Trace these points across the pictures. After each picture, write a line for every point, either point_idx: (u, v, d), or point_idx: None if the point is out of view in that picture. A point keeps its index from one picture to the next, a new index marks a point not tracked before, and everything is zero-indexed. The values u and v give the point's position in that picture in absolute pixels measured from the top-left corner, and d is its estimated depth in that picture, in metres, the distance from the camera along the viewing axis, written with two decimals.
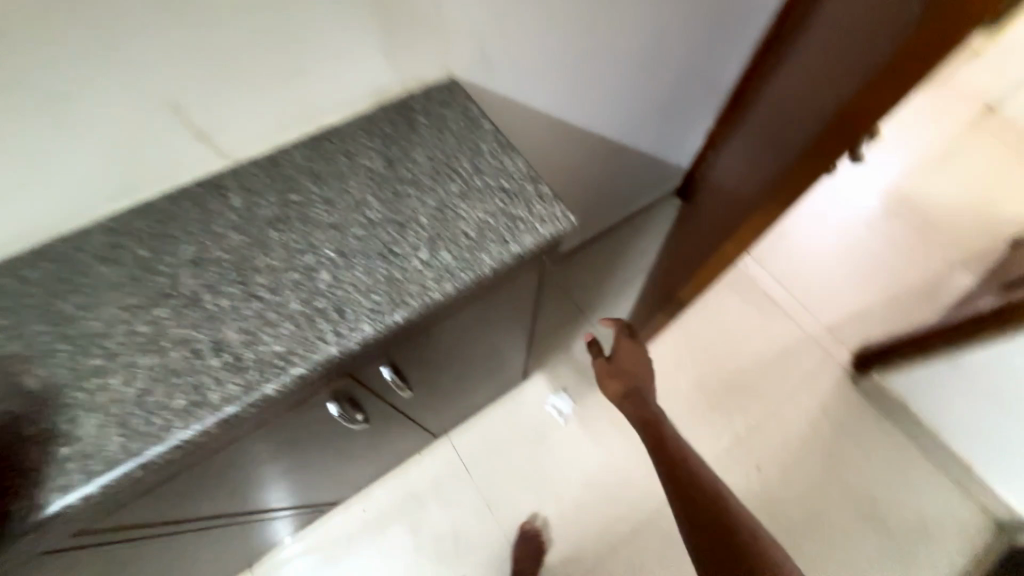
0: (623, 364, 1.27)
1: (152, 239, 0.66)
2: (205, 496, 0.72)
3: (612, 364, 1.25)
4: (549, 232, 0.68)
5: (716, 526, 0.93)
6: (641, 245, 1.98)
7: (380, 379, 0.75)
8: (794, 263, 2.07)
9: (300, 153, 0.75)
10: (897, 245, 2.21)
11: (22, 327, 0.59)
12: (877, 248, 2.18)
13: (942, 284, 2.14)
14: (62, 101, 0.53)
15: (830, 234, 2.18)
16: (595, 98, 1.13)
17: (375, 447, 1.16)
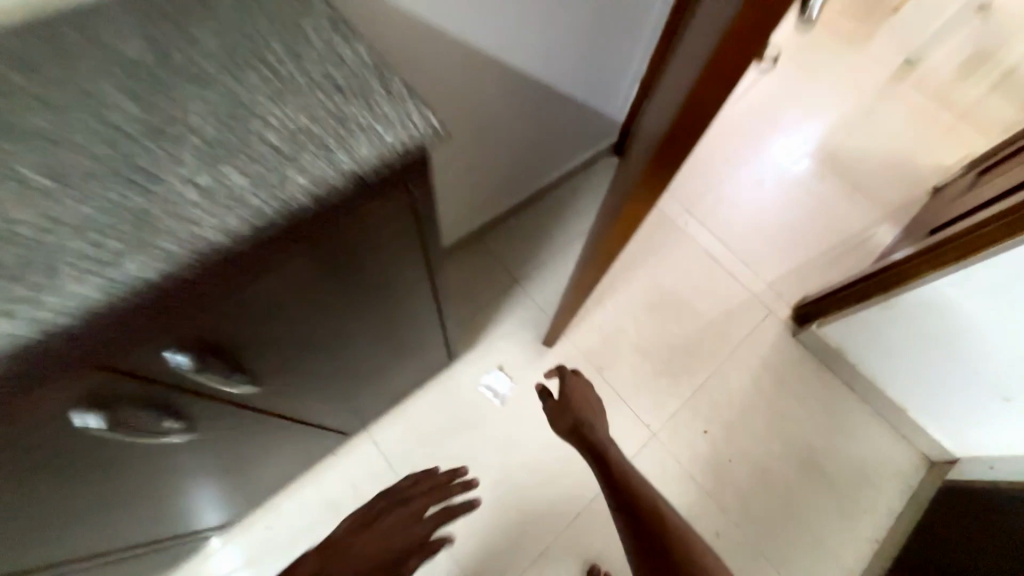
0: (573, 396, 1.36)
1: None
2: (49, 506, 0.64)
3: (569, 414, 1.34)
4: (397, 141, 0.49)
5: (632, 506, 1.07)
6: (579, 206, 1.82)
7: (167, 367, 0.55)
8: (732, 220, 2.01)
9: (21, 45, 0.50)
10: (831, 199, 2.20)
11: None
12: (812, 199, 2.17)
13: (874, 235, 2.16)
14: None
15: (768, 189, 2.13)
16: (491, 12, 0.92)
17: (254, 449, 0.96)
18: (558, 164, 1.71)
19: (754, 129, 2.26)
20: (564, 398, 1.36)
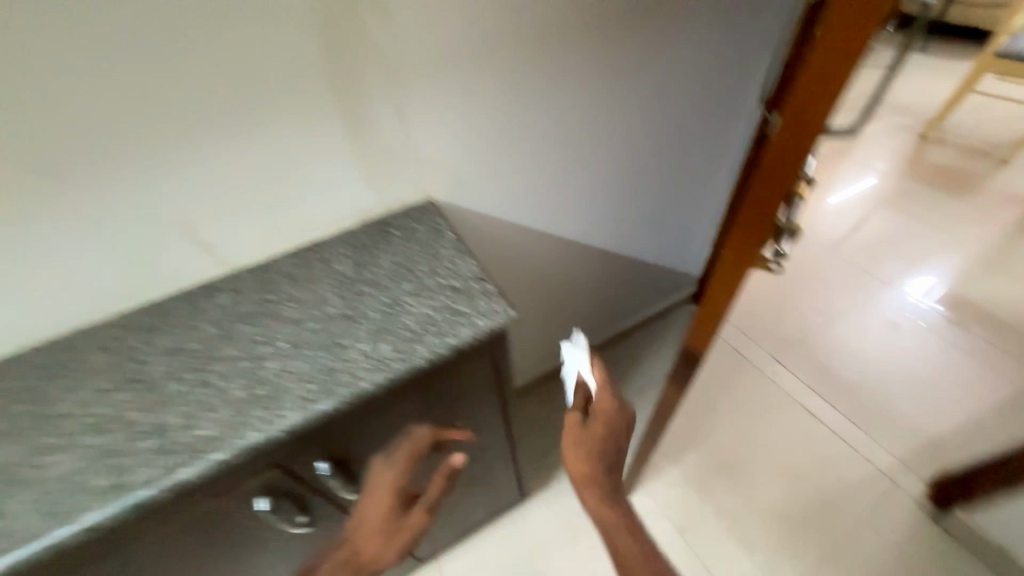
0: (605, 413, 0.80)
1: (144, 330, 0.76)
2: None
3: (392, 473, 0.77)
4: (487, 324, 0.72)
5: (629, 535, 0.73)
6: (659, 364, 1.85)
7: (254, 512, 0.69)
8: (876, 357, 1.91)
9: (288, 263, 0.87)
10: (970, 340, 1.96)
11: (9, 405, 0.66)
12: (925, 380, 1.84)
13: None
14: (100, 218, 0.71)
15: (908, 327, 2.00)
16: (579, 213, 1.26)
17: None
18: (635, 312, 1.89)
19: (881, 253, 2.25)
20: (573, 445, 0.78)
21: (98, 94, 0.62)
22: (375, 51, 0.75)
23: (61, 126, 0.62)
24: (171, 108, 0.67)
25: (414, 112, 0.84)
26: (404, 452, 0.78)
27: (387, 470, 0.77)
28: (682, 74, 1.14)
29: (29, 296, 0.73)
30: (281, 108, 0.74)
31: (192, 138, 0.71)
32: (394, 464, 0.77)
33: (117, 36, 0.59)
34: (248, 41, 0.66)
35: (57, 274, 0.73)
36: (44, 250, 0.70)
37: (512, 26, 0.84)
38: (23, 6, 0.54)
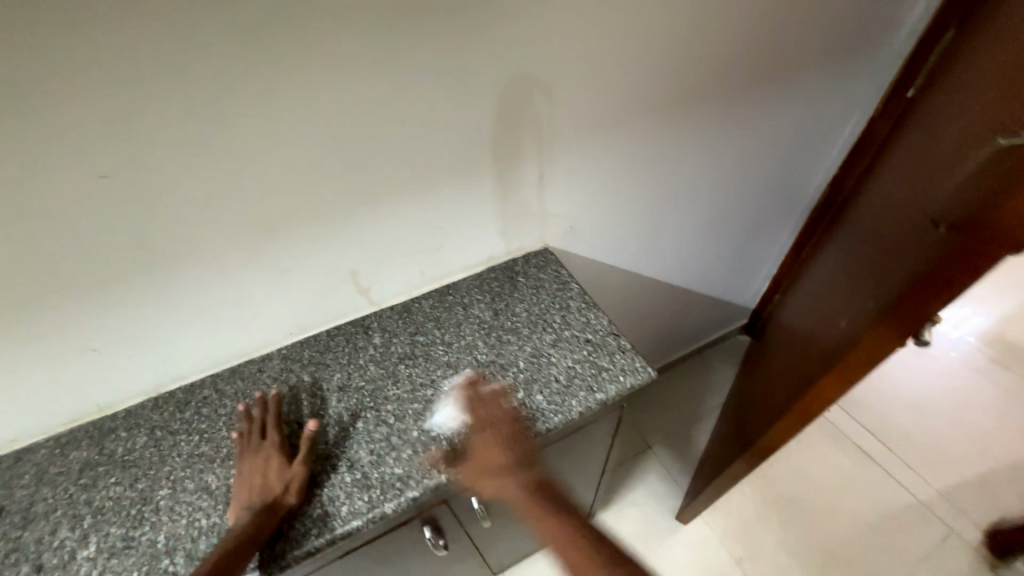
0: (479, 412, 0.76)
1: (312, 365, 0.84)
2: None
3: (496, 433, 0.73)
4: (630, 381, 0.79)
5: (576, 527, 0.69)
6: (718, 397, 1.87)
7: (418, 537, 0.77)
8: (928, 394, 1.94)
9: (428, 303, 0.94)
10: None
11: (214, 432, 0.76)
12: (974, 420, 1.87)
13: None
14: (287, 268, 0.79)
15: (948, 360, 2.03)
16: (666, 254, 1.32)
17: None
18: (696, 344, 1.93)
19: None
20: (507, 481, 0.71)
21: (314, 164, 0.70)
22: (534, 122, 0.82)
23: (278, 191, 0.70)
24: (366, 175, 0.75)
25: (552, 170, 0.91)
26: (482, 395, 0.77)
27: (489, 434, 0.73)
28: (778, 130, 1.20)
29: (217, 334, 0.80)
30: (448, 170, 0.81)
31: (371, 196, 0.78)
32: (479, 406, 0.76)
33: (341, 114, 0.67)
34: (436, 115, 0.74)
35: (247, 314, 0.81)
36: (237, 295, 0.78)
37: (645, 94, 0.91)
38: (287, 101, 0.63)
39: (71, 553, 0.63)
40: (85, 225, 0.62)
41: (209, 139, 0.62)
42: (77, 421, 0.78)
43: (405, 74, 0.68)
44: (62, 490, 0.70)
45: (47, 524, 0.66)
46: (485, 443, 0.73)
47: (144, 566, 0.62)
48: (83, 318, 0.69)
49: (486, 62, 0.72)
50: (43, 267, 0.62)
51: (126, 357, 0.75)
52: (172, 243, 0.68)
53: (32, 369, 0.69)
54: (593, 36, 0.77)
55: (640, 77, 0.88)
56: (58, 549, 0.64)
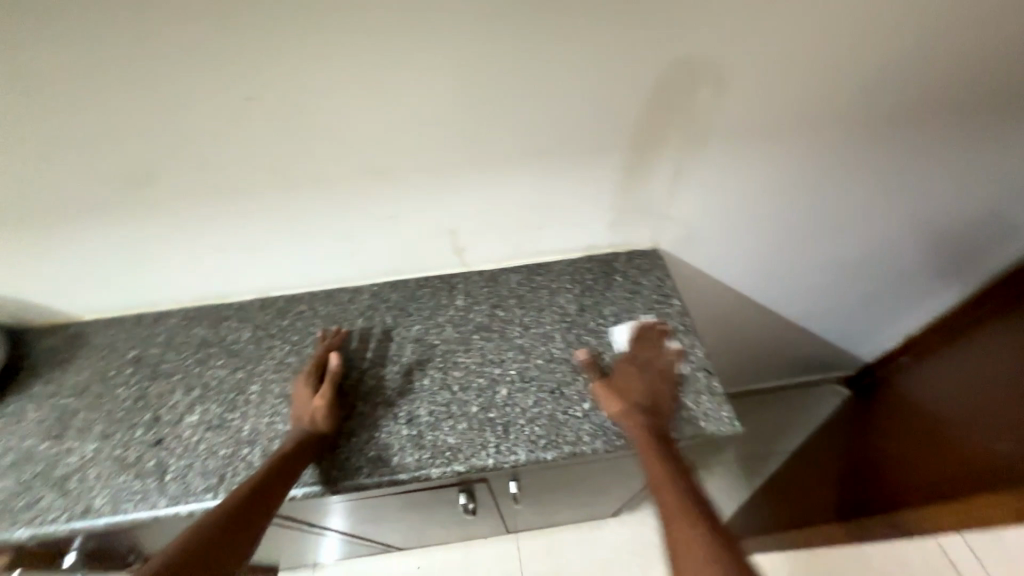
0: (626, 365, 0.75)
1: (396, 310, 0.87)
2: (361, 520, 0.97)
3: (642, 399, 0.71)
4: (709, 429, 0.70)
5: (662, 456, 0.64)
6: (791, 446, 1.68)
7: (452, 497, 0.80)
8: None
9: (515, 278, 0.91)
10: None
11: (302, 347, 0.83)
12: None
13: None
14: (393, 215, 0.79)
15: None
16: (787, 284, 1.15)
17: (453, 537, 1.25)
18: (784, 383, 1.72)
19: None
20: (626, 416, 0.68)
21: (440, 114, 0.66)
22: (687, 110, 0.70)
23: (398, 137, 0.68)
24: (488, 136, 0.70)
25: (689, 168, 0.79)
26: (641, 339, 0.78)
27: (639, 372, 0.74)
28: (996, 173, 0.93)
29: (321, 259, 0.85)
30: (572, 148, 0.73)
31: (486, 158, 0.73)
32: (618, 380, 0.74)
33: (478, 66, 0.61)
34: (577, 85, 0.65)
35: (349, 247, 0.84)
36: (343, 228, 0.80)
37: (836, 99, 0.73)
38: (427, 44, 0.59)
39: (182, 415, 0.75)
40: (228, 136, 0.65)
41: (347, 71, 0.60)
42: (202, 302, 0.89)
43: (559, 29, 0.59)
44: (182, 358, 0.82)
45: (167, 383, 0.79)
46: (629, 370, 0.74)
47: (230, 446, 0.71)
48: (216, 218, 0.75)
49: (652, 30, 0.60)
50: (191, 168, 0.68)
51: (246, 261, 0.83)
52: (294, 167, 0.70)
53: (172, 250, 0.79)
54: (798, 15, 0.61)
55: (839, 77, 0.70)
56: (173, 408, 0.76)
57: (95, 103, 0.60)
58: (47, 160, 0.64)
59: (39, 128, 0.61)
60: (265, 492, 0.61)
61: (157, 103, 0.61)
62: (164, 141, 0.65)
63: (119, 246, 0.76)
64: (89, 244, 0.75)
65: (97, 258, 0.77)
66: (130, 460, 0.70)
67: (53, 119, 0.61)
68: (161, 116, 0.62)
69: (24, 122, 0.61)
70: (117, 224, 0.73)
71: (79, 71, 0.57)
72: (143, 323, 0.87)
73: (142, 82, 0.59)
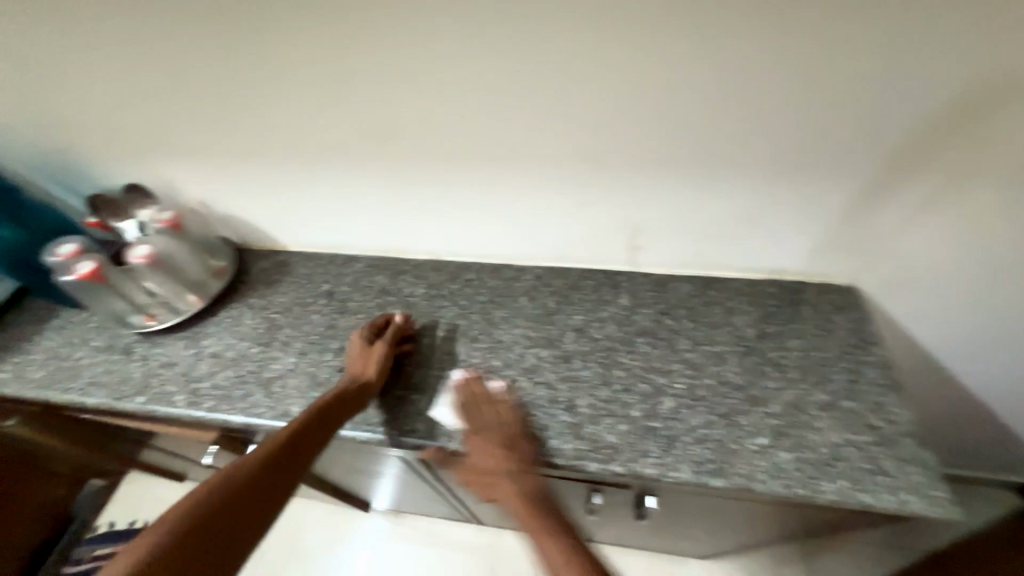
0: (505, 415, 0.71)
1: (559, 296, 0.88)
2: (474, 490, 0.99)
3: (492, 432, 0.69)
4: (916, 507, 0.60)
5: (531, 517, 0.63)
6: None
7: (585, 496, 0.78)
8: None
9: (686, 287, 0.86)
10: None
11: (468, 311, 0.87)
12: None
13: None
14: (588, 199, 0.80)
15: None
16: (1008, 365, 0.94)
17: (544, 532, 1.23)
18: None
19: None
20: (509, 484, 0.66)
21: (674, 103, 0.66)
22: (964, 129, 0.60)
23: (623, 118, 0.69)
24: (714, 133, 0.68)
25: (939, 202, 0.67)
26: (480, 397, 0.73)
27: (481, 428, 0.70)
28: None
29: (501, 233, 0.88)
30: (804, 152, 0.67)
31: (704, 151, 0.71)
32: (482, 402, 0.72)
33: (734, 54, 0.60)
34: (836, 84, 0.60)
35: (531, 226, 0.86)
36: (534, 205, 0.83)
37: None
38: (690, 24, 0.59)
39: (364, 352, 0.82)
40: (470, 100, 0.70)
41: (602, 51, 0.63)
42: (384, 254, 0.98)
43: (849, 19, 0.55)
44: (366, 301, 0.91)
45: (354, 321, 0.88)
46: (483, 444, 0.68)
47: (402, 389, 0.77)
48: (428, 176, 0.82)
49: (954, 29, 0.53)
50: (426, 125, 0.75)
51: (435, 223, 0.89)
52: (513, 137, 0.74)
53: (382, 200, 0.87)
54: None
55: None
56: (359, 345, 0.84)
57: (375, 59, 0.68)
58: (320, 104, 0.75)
59: (324, 76, 0.71)
60: (297, 449, 0.61)
61: (422, 64, 0.68)
62: (416, 99, 0.72)
63: (343, 189, 0.86)
64: (322, 182, 0.86)
65: (322, 196, 0.88)
66: (320, 380, 0.79)
67: (337, 69, 0.70)
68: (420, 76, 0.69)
69: (313, 68, 0.70)
70: (350, 168, 0.83)
71: (374, 28, 0.65)
72: (335, 262, 0.98)
73: (416, 43, 0.66)
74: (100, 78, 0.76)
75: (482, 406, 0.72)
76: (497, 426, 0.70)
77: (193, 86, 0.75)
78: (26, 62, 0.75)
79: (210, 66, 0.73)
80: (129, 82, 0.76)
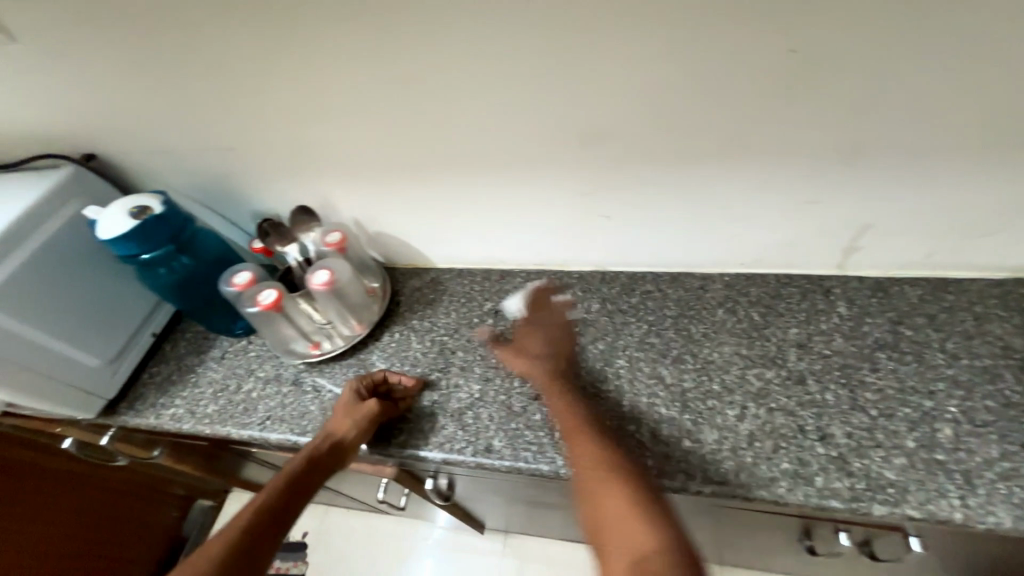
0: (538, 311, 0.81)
1: (762, 307, 0.78)
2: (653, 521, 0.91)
3: (542, 331, 0.78)
4: None
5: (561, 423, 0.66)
6: None
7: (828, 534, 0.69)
8: None
9: (915, 291, 0.75)
10: None
11: (661, 328, 0.78)
12: None
13: None
14: (809, 199, 0.70)
15: None
16: None
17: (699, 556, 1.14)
18: None
19: None
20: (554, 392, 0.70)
21: (980, 79, 0.54)
22: None
23: (886, 106, 0.58)
24: (1023, 114, 0.56)
25: None
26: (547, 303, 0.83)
27: (538, 325, 0.79)
28: None
29: (689, 239, 0.79)
30: None
31: (986, 139, 0.59)
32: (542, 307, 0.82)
33: None
34: None
35: (727, 230, 0.77)
36: (738, 208, 0.73)
37: None
38: None
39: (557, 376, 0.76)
40: (695, 96, 0.62)
41: (900, 24, 0.52)
42: (543, 266, 0.90)
43: None
44: None
45: None
46: (531, 337, 0.77)
47: (615, 419, 0.69)
48: (619, 185, 0.74)
49: None
50: (632, 128, 0.66)
51: (612, 232, 0.81)
52: (737, 134, 0.65)
53: (560, 210, 0.79)
54: None
55: None
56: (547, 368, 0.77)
57: (599, 50, 0.60)
58: (511, 111, 0.67)
59: (526, 76, 0.63)
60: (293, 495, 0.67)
61: (648, 59, 0.59)
62: (631, 98, 0.63)
63: (515, 200, 0.79)
64: (496, 193, 0.78)
65: (490, 209, 0.81)
66: (518, 410, 0.73)
67: (541, 70, 0.62)
68: (641, 72, 0.61)
69: (514, 71, 0.63)
70: (529, 178, 0.75)
71: (603, 18, 0.56)
72: (491, 278, 0.91)
73: (648, 36, 0.57)
74: (274, 97, 0.70)
75: (543, 306, 0.82)
76: (551, 330, 0.78)
77: (370, 102, 0.69)
78: (201, 81, 0.70)
79: (401, 71, 0.65)
80: (305, 96, 0.70)
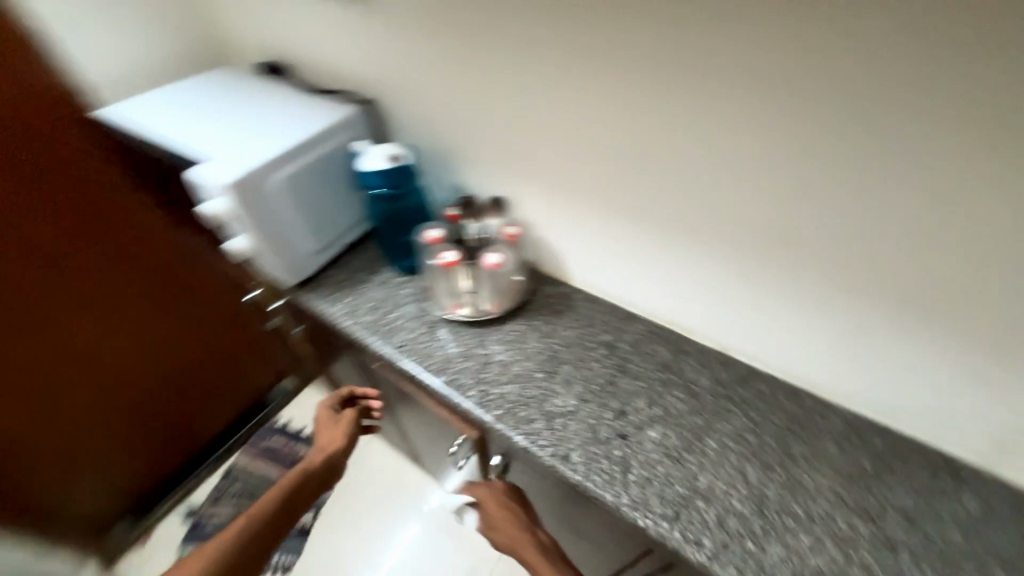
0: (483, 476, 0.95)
1: (878, 460, 0.76)
2: None
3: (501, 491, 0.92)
4: None
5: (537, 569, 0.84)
6: None
7: None
8: None
9: None
10: None
11: (763, 431, 0.80)
12: None
13: None
14: (981, 383, 0.67)
15: None
16: None
17: None
18: None
19: None
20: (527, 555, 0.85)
21: None
22: None
23: None
24: None
25: None
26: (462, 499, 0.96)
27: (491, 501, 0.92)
28: None
29: (827, 363, 0.79)
30: None
31: None
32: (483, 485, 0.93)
33: None
34: None
35: (872, 373, 0.76)
36: (896, 359, 0.72)
37: None
38: None
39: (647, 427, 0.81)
40: (899, 244, 0.63)
41: None
42: (669, 325, 0.95)
43: None
44: (648, 369, 0.90)
45: (636, 387, 0.87)
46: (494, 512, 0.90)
47: (688, 489, 0.74)
48: (782, 287, 0.76)
49: None
50: (819, 246, 0.69)
51: (752, 325, 0.84)
52: (928, 294, 0.64)
53: (713, 285, 0.84)
54: None
55: None
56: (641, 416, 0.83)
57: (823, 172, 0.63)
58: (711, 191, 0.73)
59: (737, 169, 0.69)
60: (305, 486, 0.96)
61: (866, 195, 0.62)
62: (830, 223, 0.66)
63: (673, 261, 0.85)
64: (658, 249, 0.86)
65: (647, 259, 0.89)
66: (602, 438, 0.80)
67: (756, 170, 0.68)
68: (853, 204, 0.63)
69: (729, 162, 0.69)
70: (697, 249, 0.81)
71: (836, 149, 0.61)
72: (617, 315, 0.99)
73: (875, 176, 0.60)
74: (516, 112, 0.85)
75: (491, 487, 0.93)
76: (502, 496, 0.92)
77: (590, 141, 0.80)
78: (468, 81, 0.87)
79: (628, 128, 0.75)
80: (540, 120, 0.83)
